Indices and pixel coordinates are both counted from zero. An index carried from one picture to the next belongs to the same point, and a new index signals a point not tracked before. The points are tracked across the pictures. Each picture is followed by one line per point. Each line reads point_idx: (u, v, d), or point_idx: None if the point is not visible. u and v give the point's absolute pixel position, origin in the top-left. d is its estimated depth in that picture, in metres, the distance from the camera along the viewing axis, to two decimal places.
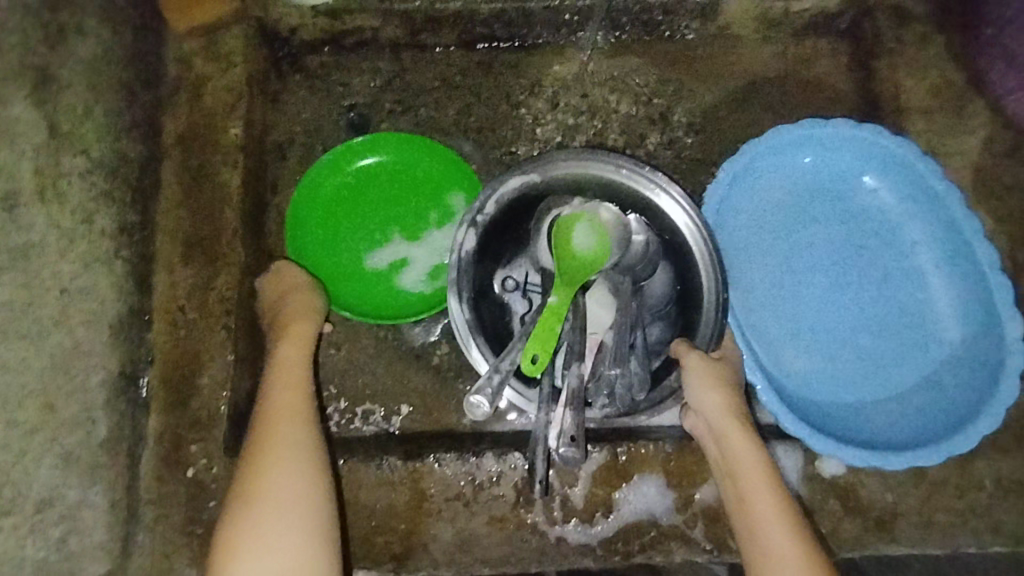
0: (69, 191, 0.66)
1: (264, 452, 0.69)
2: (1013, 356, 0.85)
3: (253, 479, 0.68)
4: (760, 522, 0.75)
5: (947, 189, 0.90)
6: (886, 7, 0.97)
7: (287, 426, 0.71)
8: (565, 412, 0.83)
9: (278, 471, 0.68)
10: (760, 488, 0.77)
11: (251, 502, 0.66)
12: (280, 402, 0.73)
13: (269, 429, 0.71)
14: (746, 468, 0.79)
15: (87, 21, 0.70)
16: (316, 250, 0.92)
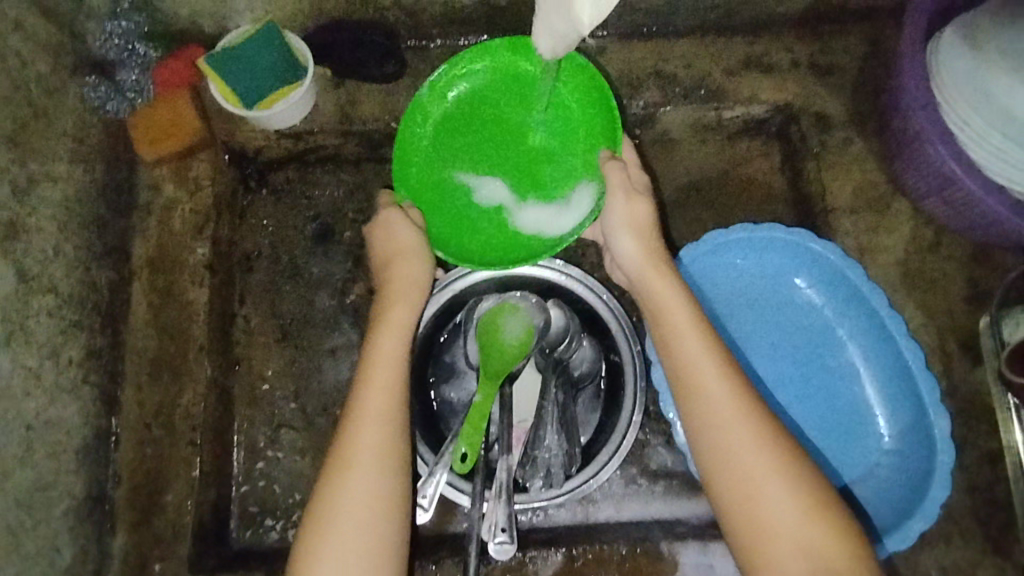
0: (38, 328, 0.78)
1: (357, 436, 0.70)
2: (942, 454, 0.80)
3: (342, 463, 0.69)
4: (745, 469, 0.66)
5: (870, 287, 0.86)
6: (809, 114, 1.00)
7: (378, 414, 0.71)
8: (496, 506, 0.81)
9: (364, 459, 0.69)
10: (750, 432, 0.67)
11: (341, 487, 0.68)
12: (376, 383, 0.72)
13: (360, 412, 0.71)
14: (734, 416, 0.68)
15: (57, 175, 0.82)
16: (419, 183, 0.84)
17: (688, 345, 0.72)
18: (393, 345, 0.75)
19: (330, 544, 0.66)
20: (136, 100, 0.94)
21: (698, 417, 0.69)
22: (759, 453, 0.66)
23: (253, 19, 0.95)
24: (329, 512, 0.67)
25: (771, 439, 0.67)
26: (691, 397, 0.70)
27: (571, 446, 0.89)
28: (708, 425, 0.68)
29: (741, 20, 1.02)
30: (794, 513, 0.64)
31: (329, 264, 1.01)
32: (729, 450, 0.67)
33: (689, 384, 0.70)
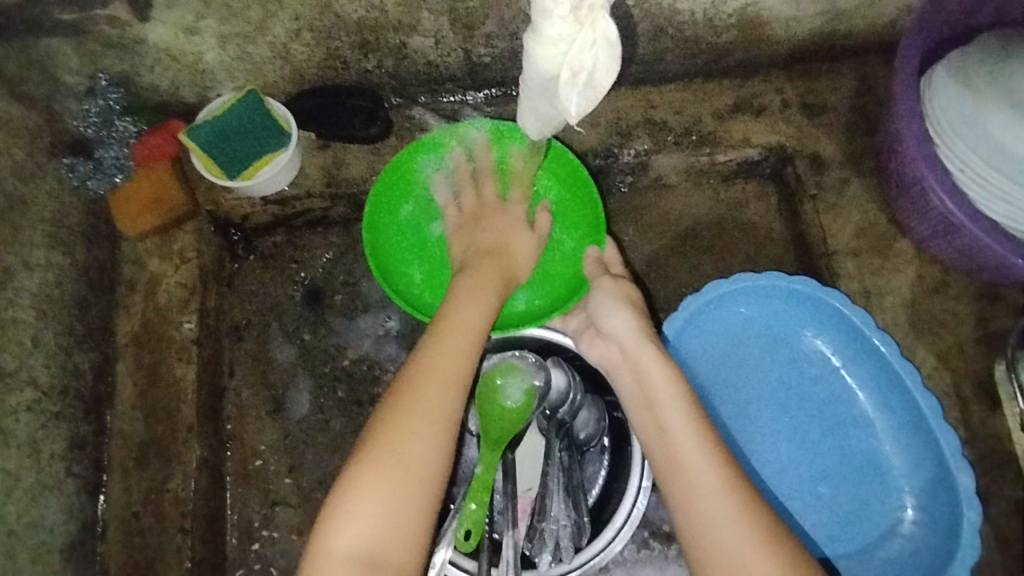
0: (18, 425, 0.77)
1: (405, 404, 0.68)
2: (967, 511, 0.76)
3: (385, 422, 0.67)
4: (724, 533, 0.64)
5: (880, 336, 0.83)
6: (804, 154, 0.97)
7: (435, 389, 0.69)
8: None
9: (405, 431, 0.66)
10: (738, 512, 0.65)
11: (382, 449, 0.65)
12: (438, 363, 0.71)
13: (412, 381, 0.69)
14: (716, 500, 0.65)
15: (34, 264, 0.81)
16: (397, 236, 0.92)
17: (674, 423, 0.71)
18: (462, 326, 0.74)
19: (374, 493, 0.63)
20: (115, 177, 0.90)
21: (683, 496, 0.67)
22: (747, 531, 0.63)
23: (233, 85, 0.93)
24: (358, 475, 0.64)
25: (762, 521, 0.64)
26: (675, 481, 0.68)
27: (579, 515, 0.85)
28: (692, 506, 0.66)
29: (729, 63, 1.00)
30: None
31: (320, 331, 0.98)
32: (713, 536, 0.64)
33: (674, 469, 0.69)
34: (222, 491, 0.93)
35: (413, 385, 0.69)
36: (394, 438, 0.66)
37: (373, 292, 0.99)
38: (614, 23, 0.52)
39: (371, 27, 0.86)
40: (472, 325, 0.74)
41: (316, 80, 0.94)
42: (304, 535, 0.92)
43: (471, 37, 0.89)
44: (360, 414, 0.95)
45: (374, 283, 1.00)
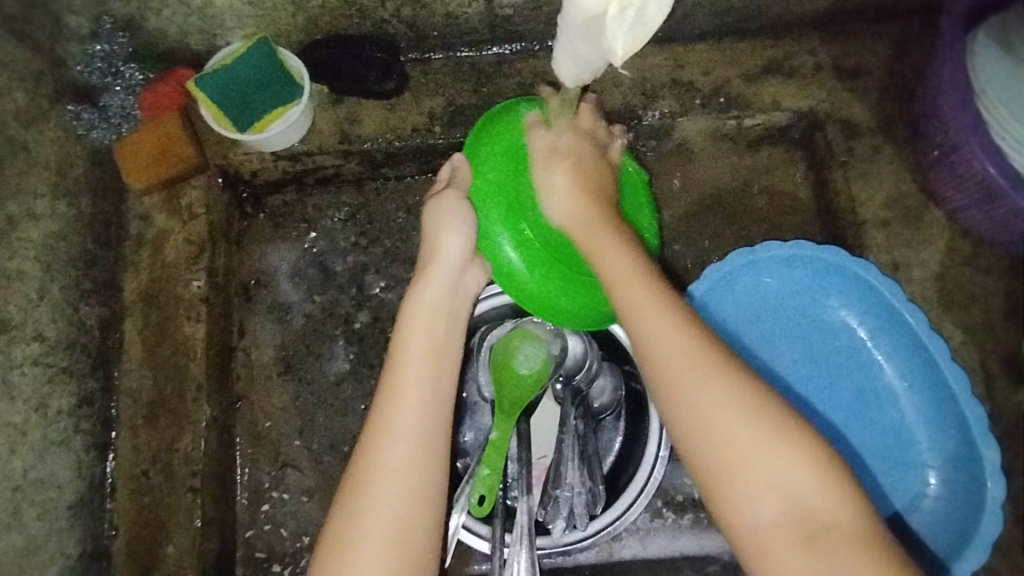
0: (23, 380, 0.75)
1: (376, 459, 0.68)
2: (992, 487, 0.75)
3: (364, 481, 0.67)
4: (734, 434, 0.62)
5: (909, 308, 0.81)
6: (835, 119, 0.94)
7: (404, 438, 0.69)
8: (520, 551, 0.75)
9: (386, 486, 0.67)
10: (766, 435, 0.61)
11: (365, 496, 0.67)
12: (397, 418, 0.70)
13: (379, 436, 0.69)
14: (736, 421, 0.62)
15: (38, 215, 0.78)
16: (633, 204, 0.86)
17: (672, 351, 0.65)
18: (424, 370, 0.72)
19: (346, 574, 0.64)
20: (121, 126, 0.88)
21: (698, 428, 0.63)
22: (766, 455, 0.61)
23: (243, 34, 0.89)
24: (346, 525, 0.66)
25: (789, 451, 0.61)
26: (678, 411, 0.64)
27: (594, 484, 0.84)
28: (709, 436, 0.62)
29: (761, 21, 0.95)
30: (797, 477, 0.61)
31: (330, 292, 0.96)
32: (735, 462, 0.61)
33: (671, 399, 0.65)
34: (231, 452, 0.91)
35: (378, 442, 0.69)
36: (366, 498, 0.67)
37: (385, 254, 0.97)
38: None
39: None
40: (429, 363, 0.73)
41: (330, 30, 0.90)
42: (314, 497, 0.91)
43: None
44: (372, 377, 0.94)
45: (387, 244, 0.97)
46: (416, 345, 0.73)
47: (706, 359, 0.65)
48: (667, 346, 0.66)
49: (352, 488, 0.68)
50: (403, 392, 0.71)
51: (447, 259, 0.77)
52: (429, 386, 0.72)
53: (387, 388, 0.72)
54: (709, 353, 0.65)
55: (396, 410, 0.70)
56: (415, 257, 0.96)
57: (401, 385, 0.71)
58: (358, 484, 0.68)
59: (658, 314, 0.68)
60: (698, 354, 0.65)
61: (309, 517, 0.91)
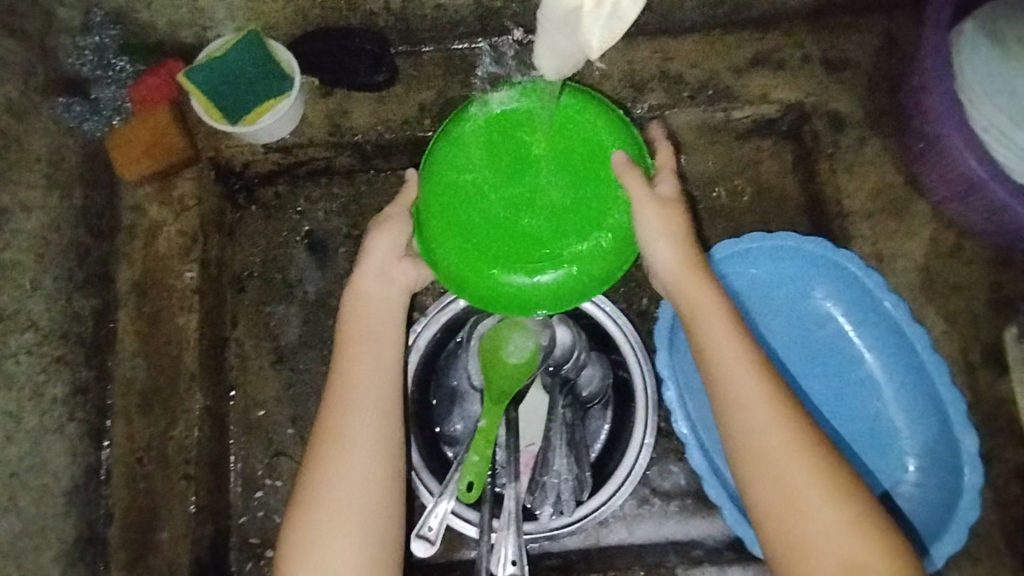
0: (18, 369, 0.76)
1: (327, 435, 0.71)
2: (969, 472, 0.76)
3: (316, 455, 0.71)
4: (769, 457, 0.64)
5: (891, 298, 0.82)
6: (822, 112, 0.94)
7: (352, 416, 0.72)
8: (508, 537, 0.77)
9: (336, 459, 0.70)
10: (790, 450, 0.63)
11: (324, 464, 0.70)
12: (351, 388, 0.73)
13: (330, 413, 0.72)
14: (789, 458, 0.63)
15: (31, 207, 0.79)
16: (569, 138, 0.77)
17: (739, 391, 0.66)
18: (370, 341, 0.76)
19: (315, 535, 0.67)
20: (113, 118, 0.88)
21: (758, 474, 0.64)
22: (825, 509, 0.61)
23: (233, 26, 0.90)
24: (310, 488, 0.69)
25: (844, 504, 0.61)
26: (742, 457, 0.65)
27: (581, 470, 0.86)
28: (768, 482, 0.63)
29: (749, 14, 0.95)
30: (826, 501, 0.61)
31: (323, 283, 0.97)
32: (766, 474, 0.63)
33: (735, 442, 0.66)
34: (225, 440, 0.93)
35: (328, 420, 0.72)
36: (325, 463, 0.70)
37: None
38: None
39: None
40: (375, 343, 0.76)
41: (320, 22, 0.90)
42: None
43: None
44: None
45: None
46: (365, 324, 0.76)
47: (774, 404, 0.65)
48: (738, 386, 0.66)
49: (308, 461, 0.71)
50: (351, 373, 0.74)
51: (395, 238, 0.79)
52: (375, 365, 0.74)
53: (339, 368, 0.75)
54: (774, 398, 0.66)
55: (348, 381, 0.73)
56: None
57: (349, 366, 0.74)
58: (316, 452, 0.71)
59: (733, 351, 0.68)
60: (768, 399, 0.65)
61: None
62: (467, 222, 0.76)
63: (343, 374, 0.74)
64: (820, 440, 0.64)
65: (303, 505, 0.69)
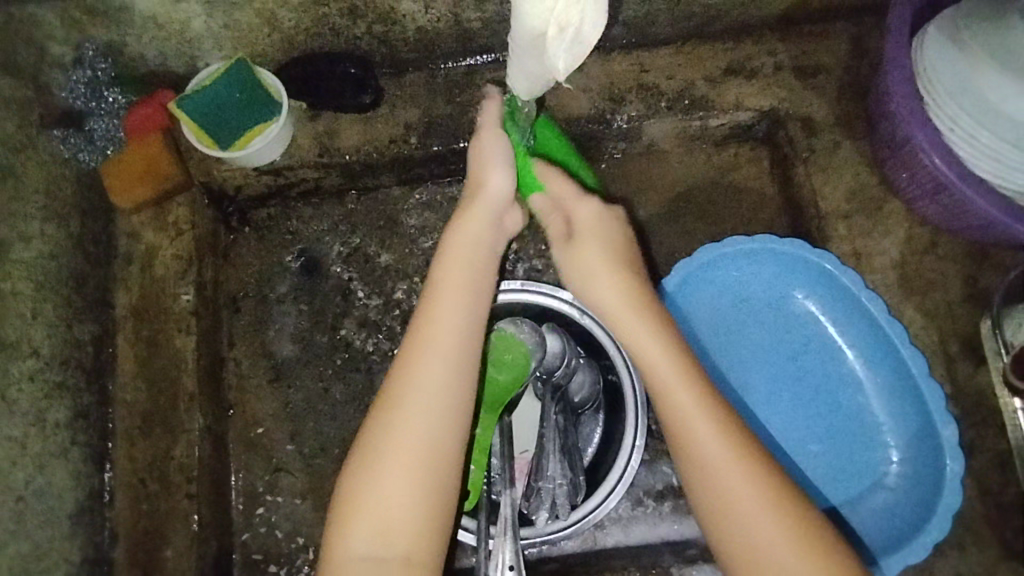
0: (21, 396, 0.78)
1: (411, 372, 0.71)
2: (951, 462, 0.79)
3: (399, 391, 0.71)
4: (718, 473, 0.67)
5: (869, 296, 0.85)
6: (796, 117, 0.97)
7: (439, 356, 0.71)
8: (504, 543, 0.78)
9: (422, 397, 0.70)
10: (731, 461, 0.67)
11: (395, 420, 0.69)
12: (429, 344, 0.72)
13: (412, 353, 0.72)
14: (735, 472, 0.67)
15: (29, 237, 0.81)
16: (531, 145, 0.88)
17: (671, 386, 0.71)
18: (456, 297, 0.74)
19: (372, 491, 0.67)
20: (107, 148, 0.91)
21: (702, 484, 0.68)
22: (758, 505, 0.66)
23: (222, 55, 0.92)
24: (383, 435, 0.69)
25: (785, 504, 0.66)
26: (682, 459, 0.70)
27: (575, 474, 0.88)
28: (711, 485, 0.68)
29: (721, 24, 0.98)
30: (768, 518, 0.65)
31: (318, 301, 0.99)
32: (713, 485, 0.68)
33: (681, 448, 0.69)
34: (226, 458, 0.95)
35: (408, 366, 0.71)
36: (396, 419, 0.69)
37: (368, 263, 1.00)
38: None
39: None
40: (466, 292, 0.74)
41: (305, 48, 0.93)
42: (308, 499, 0.94)
43: (461, 2, 0.88)
44: (359, 382, 0.97)
45: (368, 252, 1.00)
46: (455, 266, 0.75)
47: (709, 409, 0.69)
48: (676, 390, 0.71)
49: (384, 400, 0.71)
50: (441, 317, 0.73)
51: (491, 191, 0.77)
52: (467, 310, 0.74)
53: (405, 359, 0.72)
54: (706, 395, 0.70)
55: (422, 338, 0.72)
56: (397, 264, 1.00)
57: (440, 312, 0.73)
58: (386, 402, 0.71)
59: (656, 347, 0.73)
60: (697, 388, 0.70)
61: (302, 519, 0.94)
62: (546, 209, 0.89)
63: (417, 329, 0.73)
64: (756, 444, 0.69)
65: (368, 456, 0.69)
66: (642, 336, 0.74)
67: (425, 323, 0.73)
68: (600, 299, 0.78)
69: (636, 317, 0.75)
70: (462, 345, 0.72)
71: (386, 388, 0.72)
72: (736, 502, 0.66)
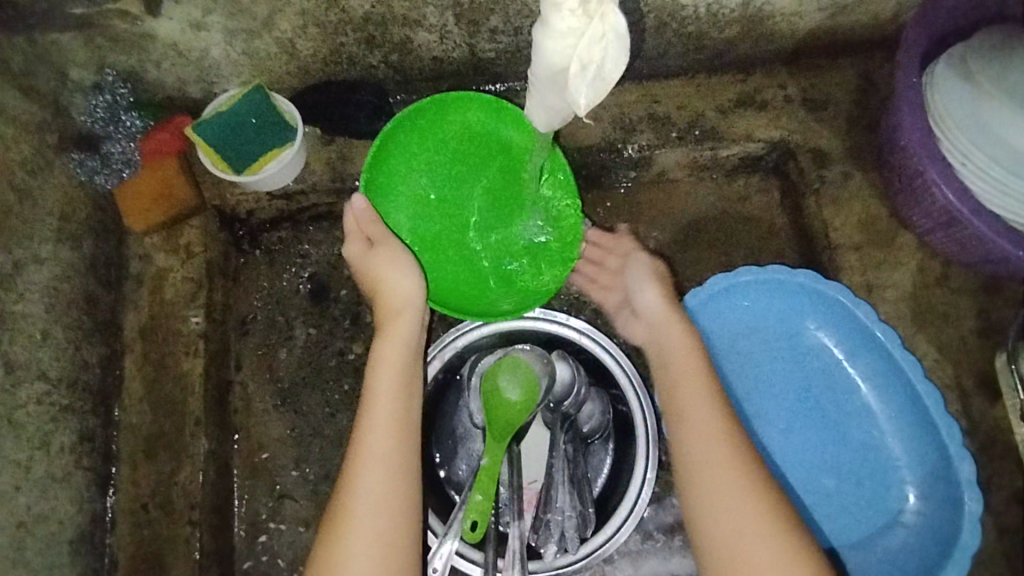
0: (28, 418, 0.77)
1: (351, 488, 0.71)
2: (968, 499, 0.77)
3: (342, 512, 0.70)
4: (728, 506, 0.70)
5: (882, 328, 0.84)
6: (806, 149, 0.98)
7: (376, 469, 0.71)
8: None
9: (365, 514, 0.69)
10: (742, 488, 0.71)
11: (342, 534, 0.69)
12: (370, 451, 0.72)
13: (354, 469, 0.72)
14: (741, 507, 0.70)
15: (43, 259, 0.81)
16: (406, 202, 0.87)
17: (705, 421, 0.74)
18: (393, 399, 0.75)
19: None
20: (122, 172, 0.92)
21: (710, 504, 0.71)
22: (761, 534, 0.68)
23: (239, 82, 0.93)
24: (333, 549, 0.69)
25: (815, 575, 0.67)
26: (699, 491, 0.72)
27: (584, 507, 0.84)
28: (744, 557, 0.68)
29: (732, 57, 0.99)
30: (771, 551, 0.68)
31: (326, 325, 0.99)
32: (717, 508, 0.70)
33: (708, 524, 0.71)
34: (229, 484, 0.94)
35: (353, 476, 0.71)
36: (345, 532, 0.69)
37: None
38: (623, 15, 0.53)
39: (377, 22, 0.86)
40: (400, 390, 0.75)
41: (321, 74, 0.94)
42: (310, 527, 0.93)
43: (476, 32, 0.89)
44: None
45: None
46: (385, 380, 0.75)
47: (744, 482, 0.71)
48: (713, 467, 0.72)
49: (332, 519, 0.70)
50: (378, 421, 0.73)
51: (405, 319, 0.79)
52: (402, 417, 0.74)
53: (351, 467, 0.72)
54: (729, 431, 0.74)
55: (362, 448, 0.72)
56: None
57: (375, 427, 0.73)
58: (333, 515, 0.71)
59: (695, 376, 0.77)
60: (721, 419, 0.75)
61: (305, 548, 0.92)
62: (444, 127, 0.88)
63: (360, 435, 0.73)
64: (776, 502, 0.70)
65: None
66: (703, 415, 0.75)
67: (368, 428, 0.73)
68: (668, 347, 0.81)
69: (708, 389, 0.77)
70: (410, 448, 0.73)
71: (331, 504, 0.72)
72: (739, 527, 0.69)
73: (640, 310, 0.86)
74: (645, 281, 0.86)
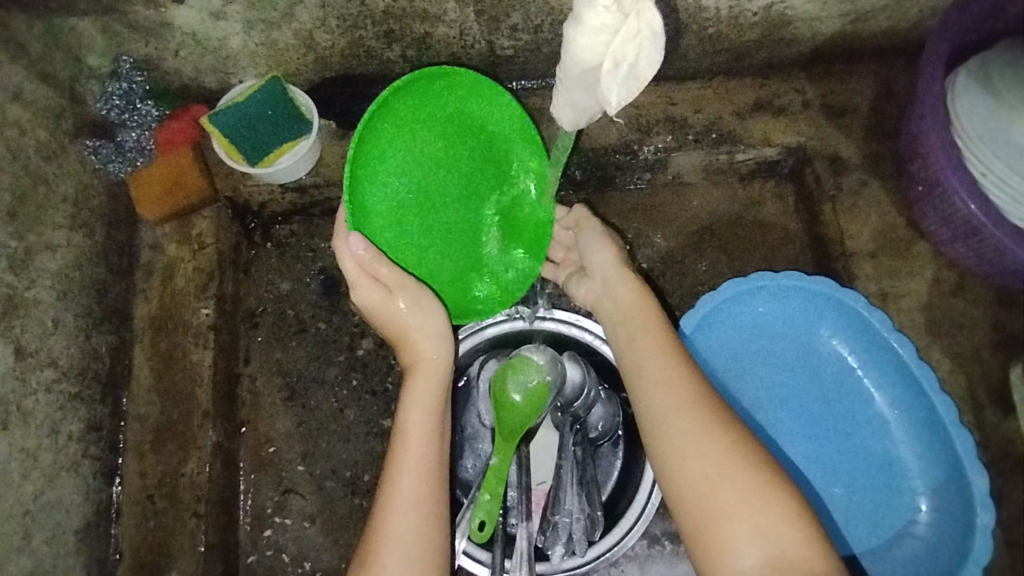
0: (37, 406, 0.77)
1: (382, 533, 0.68)
2: (982, 513, 0.77)
3: (373, 550, 0.67)
4: (680, 434, 0.68)
5: (897, 337, 0.83)
6: (823, 155, 0.97)
7: (410, 505, 0.69)
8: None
9: (399, 562, 0.66)
10: (693, 418, 0.68)
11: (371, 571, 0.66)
12: (402, 488, 0.69)
13: (387, 506, 0.69)
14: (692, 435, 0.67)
15: (56, 246, 0.81)
16: (388, 208, 0.78)
17: (651, 361, 0.74)
18: (425, 435, 0.72)
19: None
20: (136, 160, 0.91)
21: (662, 439, 0.68)
22: (718, 457, 0.65)
23: (256, 73, 0.92)
24: None
25: (783, 504, 0.63)
26: (654, 430, 0.70)
27: (592, 509, 0.83)
28: (709, 490, 0.64)
29: (750, 61, 0.98)
30: (731, 477, 0.64)
31: (336, 320, 0.98)
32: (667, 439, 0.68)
33: (664, 450, 0.68)
34: (236, 477, 0.93)
35: (385, 514, 0.69)
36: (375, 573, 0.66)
37: None
38: (659, 12, 0.53)
39: (397, 16, 0.85)
40: (433, 428, 0.73)
41: (339, 68, 0.93)
42: (316, 523, 0.92)
43: (496, 29, 0.88)
44: (373, 404, 0.95)
45: None
46: (419, 423, 0.73)
47: (696, 414, 0.68)
48: (665, 402, 0.70)
49: (363, 556, 0.68)
50: (410, 457, 0.71)
51: (437, 362, 0.76)
52: (434, 456, 0.72)
53: (382, 507, 0.69)
54: (679, 367, 0.73)
55: (394, 486, 0.70)
56: None
57: (406, 462, 0.71)
58: (365, 552, 0.68)
59: (648, 320, 0.78)
60: (672, 358, 0.74)
61: (309, 543, 0.92)
62: (407, 110, 0.77)
63: (391, 473, 0.71)
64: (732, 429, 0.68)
65: None
66: (649, 358, 0.74)
67: (399, 465, 0.71)
68: (615, 292, 0.81)
69: (654, 328, 0.77)
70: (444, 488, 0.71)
71: (362, 543, 0.69)
72: (695, 455, 0.66)
73: (591, 269, 0.85)
74: (598, 240, 0.85)
